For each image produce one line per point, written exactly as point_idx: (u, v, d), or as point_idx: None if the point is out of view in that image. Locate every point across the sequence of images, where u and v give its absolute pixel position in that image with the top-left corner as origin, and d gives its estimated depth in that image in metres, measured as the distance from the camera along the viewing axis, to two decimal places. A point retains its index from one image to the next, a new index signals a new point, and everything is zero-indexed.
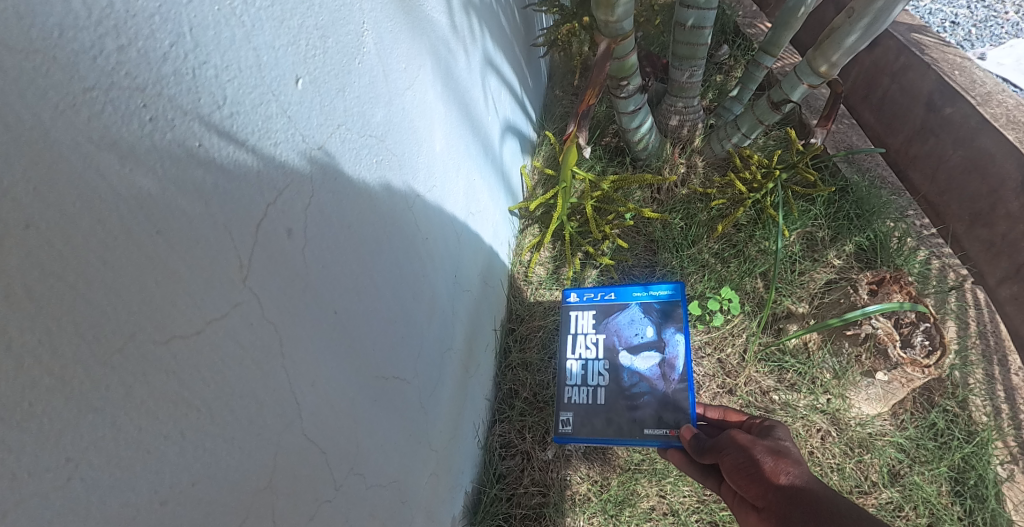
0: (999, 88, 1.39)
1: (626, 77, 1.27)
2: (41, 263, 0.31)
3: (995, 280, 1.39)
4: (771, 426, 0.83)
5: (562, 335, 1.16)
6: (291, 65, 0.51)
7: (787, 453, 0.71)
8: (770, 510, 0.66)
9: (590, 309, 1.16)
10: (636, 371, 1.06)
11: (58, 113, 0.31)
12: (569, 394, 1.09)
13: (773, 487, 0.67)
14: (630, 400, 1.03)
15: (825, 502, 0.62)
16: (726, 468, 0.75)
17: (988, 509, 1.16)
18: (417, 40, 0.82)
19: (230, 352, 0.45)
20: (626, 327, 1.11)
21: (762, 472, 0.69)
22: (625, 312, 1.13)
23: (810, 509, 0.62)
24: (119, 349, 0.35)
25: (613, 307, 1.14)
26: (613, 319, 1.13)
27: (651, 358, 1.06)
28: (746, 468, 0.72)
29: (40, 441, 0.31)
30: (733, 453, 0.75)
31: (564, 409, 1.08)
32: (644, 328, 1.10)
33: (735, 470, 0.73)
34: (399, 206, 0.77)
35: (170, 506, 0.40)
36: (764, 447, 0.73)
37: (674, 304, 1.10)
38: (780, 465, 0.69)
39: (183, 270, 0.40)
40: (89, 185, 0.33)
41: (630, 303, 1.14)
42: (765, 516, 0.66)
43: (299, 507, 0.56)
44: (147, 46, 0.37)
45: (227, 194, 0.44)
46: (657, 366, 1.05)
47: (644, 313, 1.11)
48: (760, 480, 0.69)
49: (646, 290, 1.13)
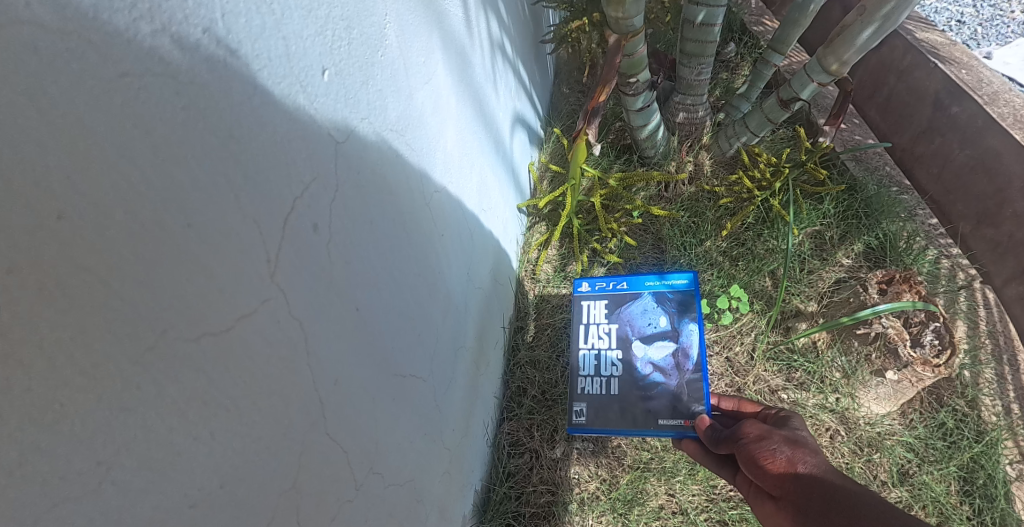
0: (1006, 88, 1.37)
1: (635, 73, 1.26)
2: (75, 256, 0.30)
3: (1001, 280, 1.37)
4: (786, 415, 0.81)
5: (574, 325, 1.15)
6: (318, 56, 0.50)
7: (804, 442, 0.70)
8: (787, 500, 0.64)
9: (602, 298, 1.15)
10: (649, 361, 1.05)
11: (92, 99, 0.30)
12: (582, 385, 1.08)
13: (791, 475, 0.66)
14: (643, 391, 1.02)
15: (844, 493, 0.61)
16: (741, 458, 0.74)
17: (997, 509, 1.15)
18: (436, 34, 0.81)
19: (258, 349, 0.44)
20: (638, 317, 1.10)
21: (779, 460, 0.68)
22: (637, 301, 1.12)
23: (829, 499, 0.61)
24: (151, 346, 0.34)
25: (625, 296, 1.13)
26: (625, 309, 1.12)
27: (664, 347, 1.05)
28: (762, 457, 0.70)
29: (73, 442, 0.30)
30: (748, 443, 0.73)
31: (577, 399, 1.07)
32: (656, 318, 1.09)
33: (751, 459, 0.71)
34: (417, 202, 0.76)
35: (200, 508, 0.39)
36: (781, 437, 0.72)
37: (687, 293, 1.09)
38: (797, 454, 0.68)
39: (214, 264, 0.39)
40: (123, 176, 0.32)
41: (642, 292, 1.13)
42: (782, 505, 0.65)
43: (323, 507, 0.55)
44: (181, 32, 0.36)
45: (255, 186, 0.43)
46: (670, 356, 1.04)
47: (657, 303, 1.11)
48: (776, 468, 0.67)
49: (659, 279, 1.12)
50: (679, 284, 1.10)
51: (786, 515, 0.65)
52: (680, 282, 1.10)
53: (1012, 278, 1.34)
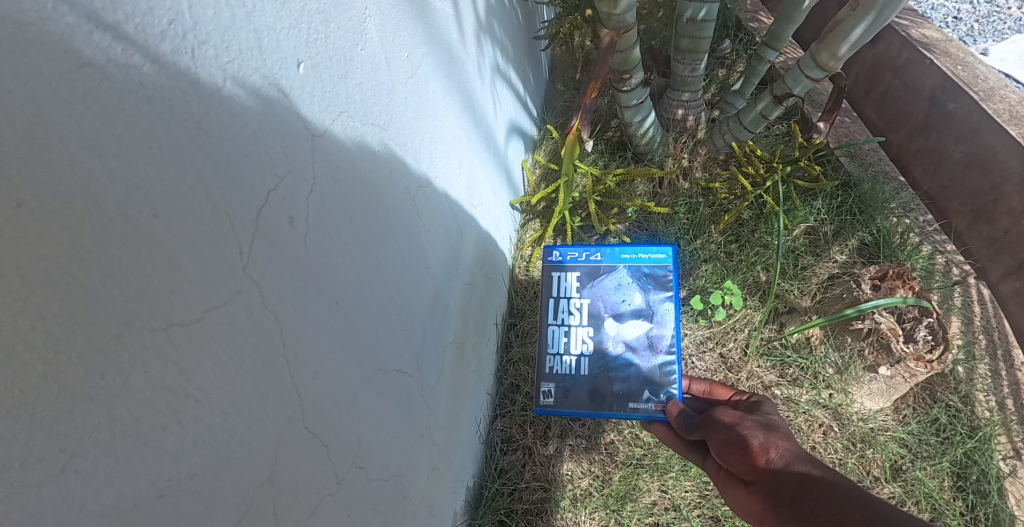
0: (1002, 83, 1.37)
1: (629, 70, 1.25)
2: (34, 245, 0.30)
3: (996, 276, 1.37)
4: (759, 403, 0.84)
5: (543, 298, 1.11)
6: (292, 49, 0.50)
7: (776, 427, 0.72)
8: (760, 484, 0.66)
9: (573, 270, 1.11)
10: (622, 340, 1.04)
11: (52, 90, 0.30)
12: (551, 364, 1.06)
13: (762, 460, 0.68)
14: (615, 372, 1.02)
15: (812, 475, 0.63)
16: (715, 444, 0.75)
17: (990, 504, 1.15)
18: (421, 29, 0.80)
19: (231, 341, 0.44)
20: (612, 292, 1.07)
21: (752, 446, 0.70)
22: (612, 275, 1.08)
23: (799, 482, 0.63)
24: (116, 336, 0.34)
25: (600, 268, 1.09)
26: (598, 283, 1.08)
27: (639, 326, 1.03)
28: (736, 443, 0.72)
29: (32, 431, 0.30)
30: (722, 429, 0.75)
31: (545, 380, 1.06)
32: (631, 294, 1.06)
33: (724, 445, 0.73)
34: (401, 197, 0.76)
35: (168, 499, 0.39)
36: (754, 423, 0.74)
37: (665, 269, 1.06)
38: (770, 439, 0.70)
39: (182, 256, 0.39)
40: (86, 166, 0.32)
41: (618, 265, 1.08)
42: (754, 490, 0.67)
43: (302, 500, 0.55)
44: (145, 23, 0.36)
45: (226, 178, 0.43)
46: (644, 336, 1.03)
47: (633, 278, 1.07)
48: (748, 453, 0.69)
49: (636, 251, 1.08)
50: (657, 258, 1.07)
51: (757, 499, 0.67)
52: (659, 257, 1.07)
53: (1008, 274, 1.34)
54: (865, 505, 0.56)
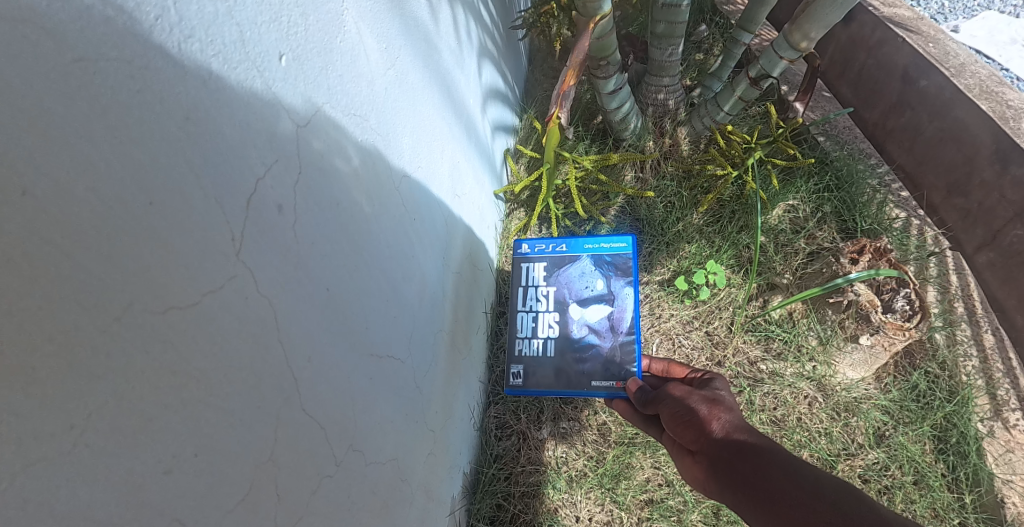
0: (973, 58, 1.43)
1: (606, 56, 1.26)
2: (40, 231, 0.32)
3: (972, 247, 1.40)
4: (709, 377, 0.89)
5: (513, 288, 1.20)
6: (273, 42, 0.52)
7: (720, 400, 0.77)
8: (702, 453, 0.72)
9: (539, 261, 1.20)
10: (585, 323, 1.13)
11: (49, 84, 0.32)
12: (520, 346, 1.15)
13: (704, 431, 0.73)
14: (578, 353, 1.10)
15: (750, 443, 0.67)
16: (664, 417, 0.81)
17: (970, 464, 1.19)
18: (398, 22, 0.82)
19: (227, 325, 0.46)
20: (576, 280, 1.16)
21: (698, 419, 0.75)
22: (576, 264, 1.17)
23: (736, 449, 0.67)
24: (117, 318, 0.36)
25: (565, 258, 1.18)
26: (563, 272, 1.18)
27: (600, 310, 1.12)
28: (682, 415, 0.77)
29: (46, 406, 0.32)
30: (671, 403, 0.81)
31: (516, 361, 1.14)
32: (593, 281, 1.15)
33: (673, 418, 0.79)
34: (385, 186, 0.78)
35: (175, 474, 0.41)
36: (700, 396, 0.79)
37: (624, 256, 1.15)
38: (713, 411, 0.75)
39: (176, 241, 0.41)
40: (84, 155, 0.34)
41: (581, 255, 1.18)
42: (699, 459, 0.72)
43: (301, 480, 0.57)
44: (133, 19, 0.37)
45: (216, 166, 0.45)
46: (605, 319, 1.11)
47: (595, 266, 1.16)
48: (693, 425, 0.75)
49: (598, 242, 1.17)
50: (618, 247, 1.16)
51: (702, 467, 0.72)
52: (620, 245, 1.16)
53: (982, 245, 1.37)
54: (796, 474, 0.61)
